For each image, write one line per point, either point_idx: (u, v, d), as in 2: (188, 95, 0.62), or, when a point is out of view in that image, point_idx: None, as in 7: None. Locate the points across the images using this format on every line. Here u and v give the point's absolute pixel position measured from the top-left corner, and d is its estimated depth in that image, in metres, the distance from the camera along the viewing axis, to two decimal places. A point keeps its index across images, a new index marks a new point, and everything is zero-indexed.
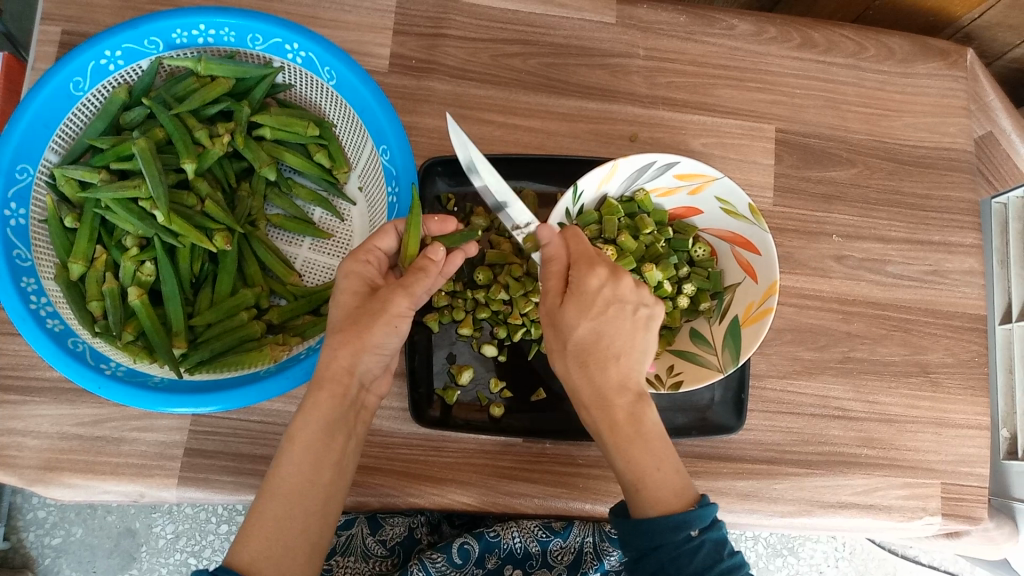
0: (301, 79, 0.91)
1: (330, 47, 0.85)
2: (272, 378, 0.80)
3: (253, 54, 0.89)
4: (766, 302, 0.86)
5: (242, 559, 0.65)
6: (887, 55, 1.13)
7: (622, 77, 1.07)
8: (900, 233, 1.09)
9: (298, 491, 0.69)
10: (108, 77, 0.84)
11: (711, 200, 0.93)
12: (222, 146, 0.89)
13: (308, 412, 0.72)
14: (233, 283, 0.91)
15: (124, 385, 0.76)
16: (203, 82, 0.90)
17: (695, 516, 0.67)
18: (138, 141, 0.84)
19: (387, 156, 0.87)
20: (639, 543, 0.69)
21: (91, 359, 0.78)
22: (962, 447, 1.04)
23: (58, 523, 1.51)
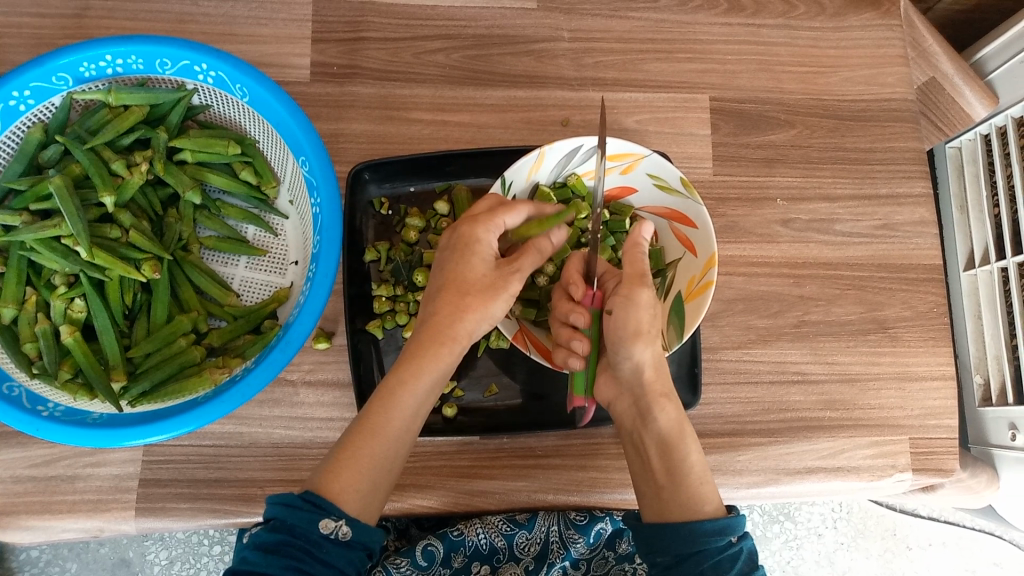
0: (216, 98, 0.91)
1: (238, 64, 0.84)
2: (209, 402, 0.79)
3: (163, 79, 0.88)
4: (706, 275, 0.86)
5: (334, 489, 0.71)
6: (818, 11, 1.11)
7: (548, 62, 1.06)
8: (847, 190, 1.07)
9: (392, 435, 0.75)
10: (19, 117, 0.84)
11: (644, 177, 0.92)
12: (142, 174, 0.88)
13: (423, 364, 0.77)
14: (168, 309, 0.90)
15: (62, 424, 0.76)
16: (116, 113, 0.90)
17: (737, 523, 0.78)
18: (54, 179, 0.83)
19: (307, 167, 0.86)
20: (682, 547, 0.77)
21: (27, 402, 0.77)
22: (928, 399, 1.03)
23: (52, 561, 1.52)
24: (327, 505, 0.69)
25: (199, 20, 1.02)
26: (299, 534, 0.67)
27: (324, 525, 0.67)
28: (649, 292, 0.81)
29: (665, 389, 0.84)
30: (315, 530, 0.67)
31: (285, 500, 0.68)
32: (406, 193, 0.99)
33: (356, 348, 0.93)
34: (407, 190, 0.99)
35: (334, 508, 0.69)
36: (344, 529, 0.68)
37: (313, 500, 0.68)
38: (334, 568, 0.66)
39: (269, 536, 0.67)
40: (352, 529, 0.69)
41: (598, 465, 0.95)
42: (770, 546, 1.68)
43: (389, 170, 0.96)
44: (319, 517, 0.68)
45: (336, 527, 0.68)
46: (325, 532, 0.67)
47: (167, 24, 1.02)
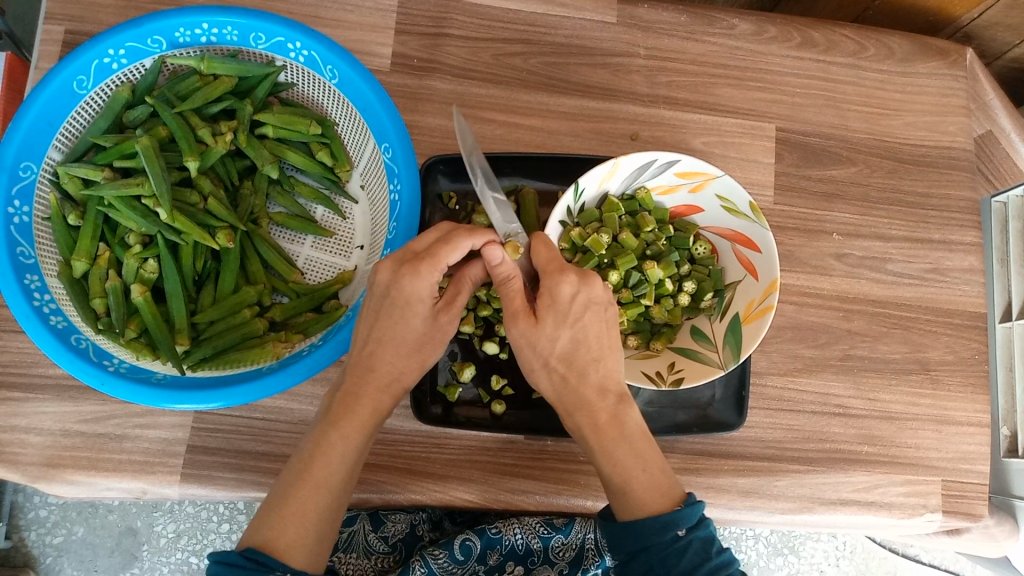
0: (303, 77, 0.91)
1: (332, 46, 0.84)
2: (274, 374, 0.79)
3: (255, 53, 0.89)
4: (767, 299, 0.87)
5: (278, 546, 0.69)
6: (886, 54, 1.14)
7: (622, 76, 1.07)
8: (900, 231, 1.09)
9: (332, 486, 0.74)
10: (111, 76, 0.84)
11: (712, 199, 0.93)
12: (225, 144, 0.90)
13: (357, 412, 0.76)
14: (235, 280, 0.92)
15: (127, 382, 0.77)
16: (206, 81, 0.91)
17: (682, 516, 0.72)
18: (142, 140, 0.85)
19: (390, 154, 0.86)
20: (628, 544, 0.73)
21: (94, 356, 0.78)
22: (963, 444, 1.04)
23: (59, 522, 1.51)
24: (270, 561, 0.67)
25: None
26: None
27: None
28: (523, 329, 0.75)
29: (565, 410, 0.79)
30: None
31: (223, 559, 0.67)
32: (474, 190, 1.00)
33: None
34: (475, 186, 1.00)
35: (278, 563, 0.67)
36: None
37: (254, 557, 0.67)
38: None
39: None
40: None
41: None
42: None
43: (462, 166, 0.98)
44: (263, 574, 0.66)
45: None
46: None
47: (256, 1, 1.03)
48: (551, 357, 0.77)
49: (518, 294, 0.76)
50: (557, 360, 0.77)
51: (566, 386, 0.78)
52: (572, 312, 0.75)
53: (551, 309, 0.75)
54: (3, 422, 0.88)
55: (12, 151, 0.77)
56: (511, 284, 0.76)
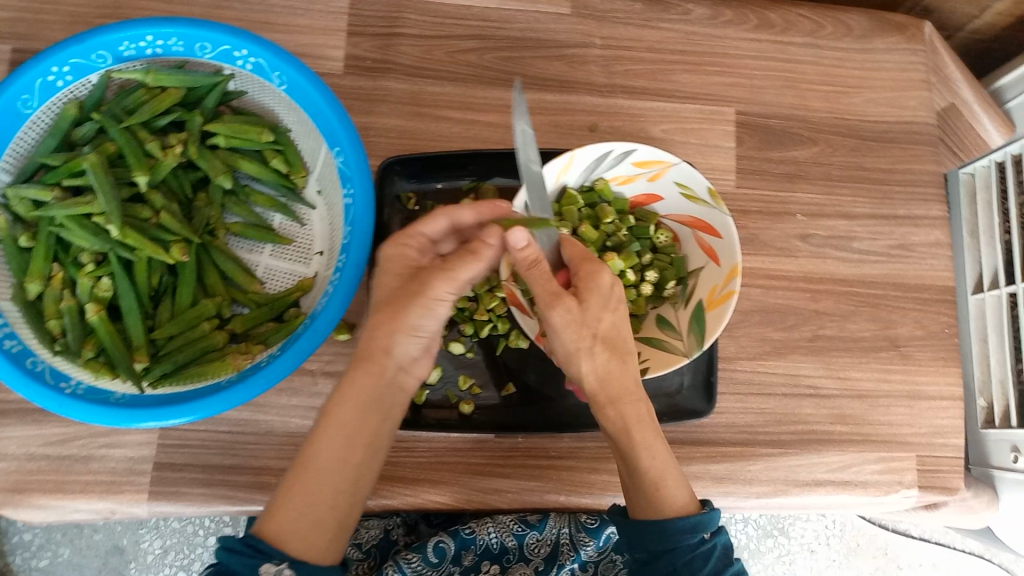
0: (253, 84, 0.90)
1: (278, 51, 0.83)
2: (233, 387, 0.79)
3: (202, 62, 0.87)
4: (730, 284, 0.87)
5: (271, 530, 0.69)
6: (844, 32, 1.13)
7: (579, 68, 1.06)
8: (865, 209, 1.09)
9: (327, 467, 0.73)
10: (56, 93, 0.82)
11: (671, 186, 0.93)
12: (175, 156, 0.89)
13: (344, 387, 0.76)
14: (193, 294, 0.91)
15: (84, 402, 0.76)
16: (153, 94, 0.90)
17: (709, 520, 0.78)
18: (89, 157, 0.84)
19: (341, 158, 0.86)
20: (654, 544, 0.78)
21: (51, 378, 0.77)
22: (936, 418, 1.05)
23: (44, 545, 1.51)
24: (267, 549, 0.67)
25: (235, 7, 1.02)
26: None
27: (265, 570, 0.66)
28: (563, 311, 0.77)
29: (606, 398, 0.80)
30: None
31: (229, 545, 0.68)
32: (433, 189, 1.00)
33: None
34: (435, 186, 0.99)
35: (275, 551, 0.68)
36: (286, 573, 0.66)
37: (252, 544, 0.67)
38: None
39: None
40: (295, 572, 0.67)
41: (610, 469, 0.96)
42: (763, 560, 1.69)
43: (419, 165, 0.97)
44: (259, 560, 0.66)
45: (279, 570, 0.66)
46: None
47: (204, 9, 1.02)
48: (599, 333, 0.79)
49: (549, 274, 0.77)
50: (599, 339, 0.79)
51: (608, 373, 0.80)
52: (610, 301, 0.80)
53: (594, 293, 0.79)
54: None
55: None
56: (535, 271, 0.77)
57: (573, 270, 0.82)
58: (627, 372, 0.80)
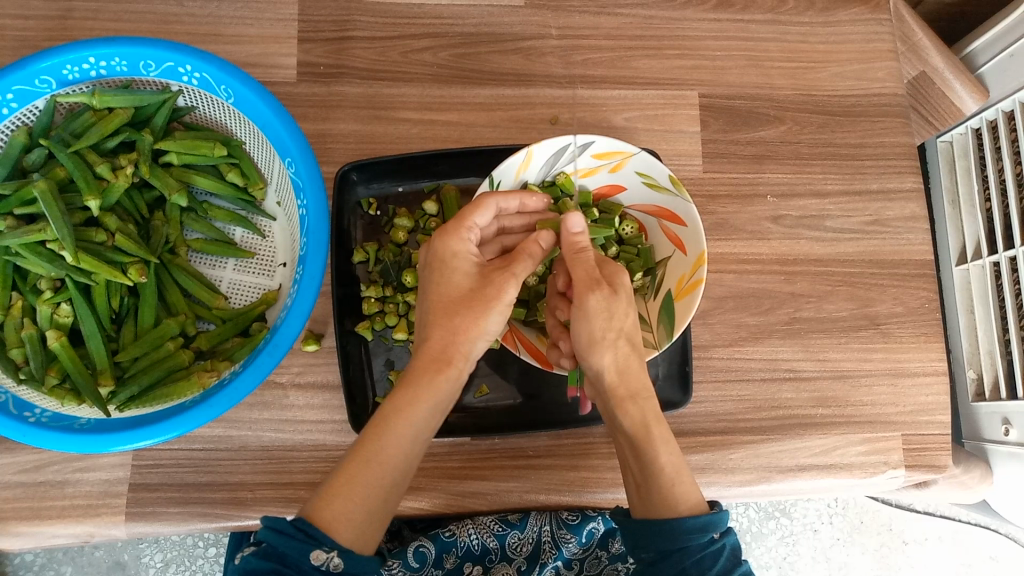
0: (201, 99, 0.89)
1: (222, 64, 0.81)
2: (196, 407, 0.78)
3: (147, 80, 0.86)
4: (696, 273, 0.85)
5: (325, 517, 0.68)
6: (806, 6, 1.10)
7: (536, 60, 1.05)
8: (837, 186, 1.07)
9: (388, 462, 0.73)
10: (2, 121, 0.82)
11: (633, 176, 0.92)
12: (127, 178, 0.87)
13: (416, 387, 0.76)
14: (156, 313, 0.91)
15: (49, 430, 0.76)
16: (100, 116, 0.88)
17: (720, 520, 0.77)
18: (38, 184, 0.82)
19: (293, 168, 0.84)
20: (664, 543, 0.76)
21: (14, 407, 0.77)
22: (920, 395, 1.03)
23: (47, 564, 1.52)
24: (319, 535, 0.66)
25: (184, 20, 1.01)
26: (291, 563, 0.65)
27: (315, 557, 0.65)
28: (600, 296, 0.80)
29: (626, 392, 0.82)
30: (307, 561, 0.65)
31: (279, 526, 0.67)
32: (394, 193, 0.99)
33: (345, 350, 0.92)
34: (396, 190, 0.99)
35: (326, 538, 0.66)
36: (335, 560, 0.66)
37: (304, 528, 0.66)
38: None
39: (259, 563, 0.65)
40: (343, 560, 0.66)
41: (589, 465, 0.95)
42: (766, 541, 1.69)
43: (376, 169, 0.96)
44: (310, 547, 0.66)
45: (329, 558, 0.66)
46: (317, 563, 0.65)
47: (153, 24, 1.01)
48: (623, 328, 0.81)
49: (592, 264, 0.82)
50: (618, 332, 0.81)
51: (628, 367, 0.82)
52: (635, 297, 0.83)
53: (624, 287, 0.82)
54: None
55: None
56: (583, 256, 0.83)
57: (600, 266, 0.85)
58: (643, 370, 0.83)
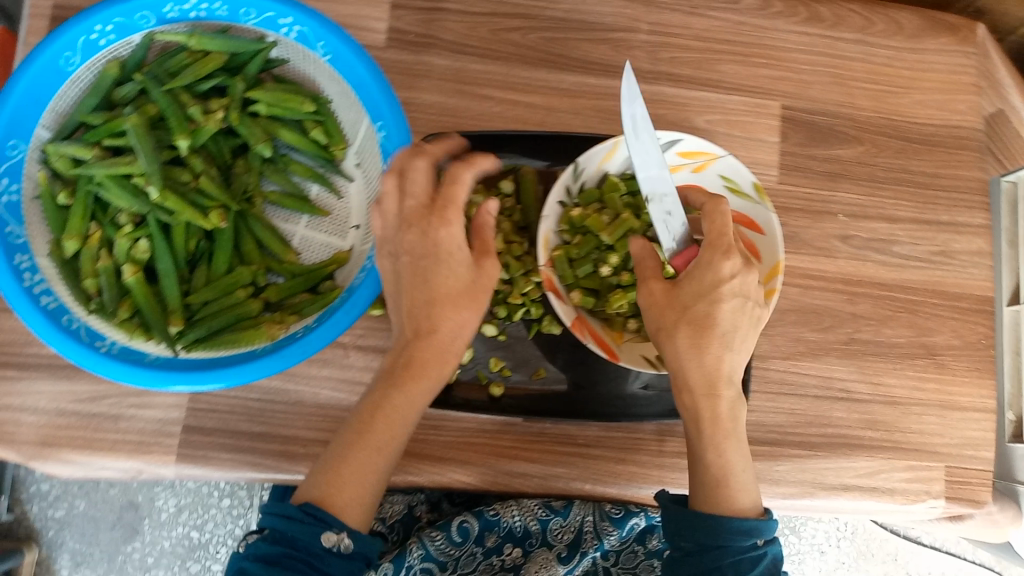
0: (296, 52, 0.87)
1: (323, 21, 0.81)
2: (267, 356, 0.78)
3: (246, 28, 0.85)
4: (772, 283, 0.88)
5: (336, 502, 0.71)
6: (895, 31, 1.10)
7: (624, 52, 1.04)
8: (908, 213, 1.07)
9: (390, 447, 0.74)
10: (99, 53, 0.81)
11: (715, 179, 0.93)
12: (217, 122, 0.88)
13: (421, 377, 0.74)
14: (229, 260, 0.91)
15: (120, 362, 0.76)
16: (196, 57, 0.88)
17: (766, 527, 0.76)
18: (132, 117, 0.86)
19: (384, 134, 0.83)
20: (705, 539, 0.75)
21: (86, 336, 0.77)
22: (968, 429, 1.03)
23: (60, 496, 1.53)
24: (328, 518, 0.69)
25: None
26: (301, 545, 0.68)
27: (325, 538, 0.68)
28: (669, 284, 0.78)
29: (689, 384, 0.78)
30: (318, 543, 0.68)
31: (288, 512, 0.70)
32: None
33: None
34: None
35: (334, 520, 0.69)
36: (345, 542, 0.69)
37: (312, 512, 0.69)
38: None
39: (271, 548, 0.69)
40: (353, 542, 0.70)
41: (637, 460, 0.96)
42: None
43: (459, 143, 0.96)
44: (320, 530, 0.69)
45: (338, 540, 0.69)
46: (327, 545, 0.68)
47: None
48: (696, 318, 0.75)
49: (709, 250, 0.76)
50: (686, 321, 0.76)
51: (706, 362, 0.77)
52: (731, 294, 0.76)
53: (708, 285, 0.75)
54: None
55: None
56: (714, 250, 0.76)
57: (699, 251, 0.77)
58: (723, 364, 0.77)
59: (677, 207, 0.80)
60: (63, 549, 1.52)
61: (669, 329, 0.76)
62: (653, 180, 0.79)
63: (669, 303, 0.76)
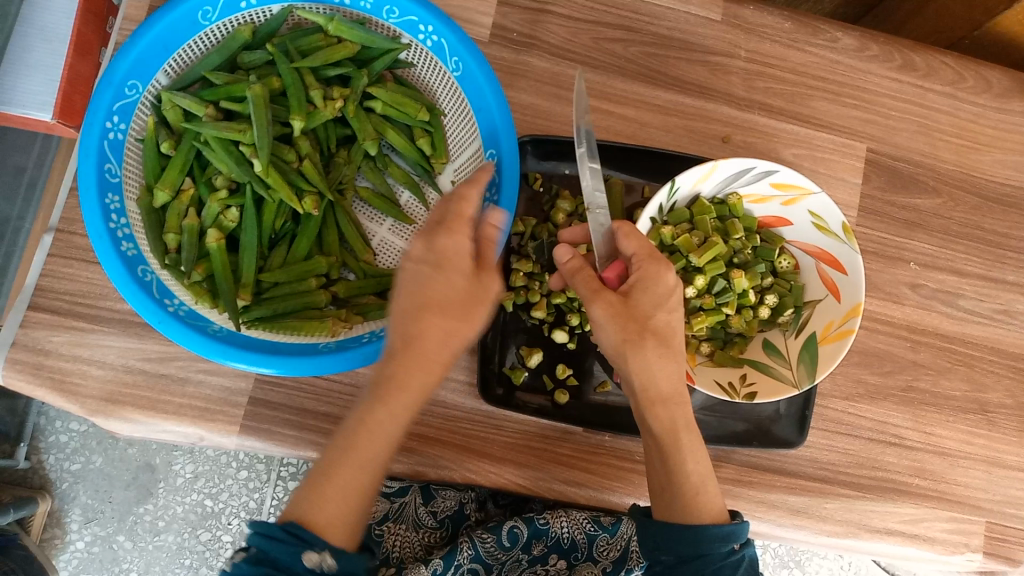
0: (423, 60, 0.88)
1: (464, 38, 0.81)
2: (331, 355, 0.75)
3: (383, 24, 0.86)
4: (849, 323, 0.86)
5: (318, 520, 0.64)
6: (984, 88, 1.11)
7: (720, 77, 1.05)
8: (976, 268, 1.08)
9: (378, 463, 0.67)
10: (236, 13, 0.82)
11: (803, 213, 0.91)
12: (333, 110, 0.88)
13: (408, 389, 0.67)
14: (308, 247, 0.90)
15: (182, 325, 0.74)
16: (329, 42, 0.89)
17: (740, 531, 0.76)
18: (254, 87, 0.84)
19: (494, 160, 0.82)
20: (685, 548, 0.75)
21: (156, 291, 0.75)
22: (1011, 488, 1.05)
23: (78, 449, 1.50)
24: (307, 536, 0.63)
25: None
26: (284, 567, 0.62)
27: (305, 559, 0.62)
28: (642, 289, 0.76)
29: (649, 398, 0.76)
30: (300, 565, 0.61)
31: (263, 532, 0.63)
32: (560, 173, 0.99)
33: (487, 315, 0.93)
34: (562, 171, 0.99)
35: (315, 538, 0.63)
36: (329, 562, 0.62)
37: (292, 531, 0.62)
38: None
39: (252, 570, 0.62)
40: (336, 561, 0.63)
41: None
42: None
43: (552, 146, 0.96)
44: (301, 550, 0.62)
45: (320, 559, 0.62)
46: (310, 566, 0.62)
47: None
48: (659, 327, 0.76)
49: (654, 262, 0.76)
50: (649, 332, 0.75)
51: (667, 373, 0.76)
52: (670, 304, 0.77)
53: (664, 295, 0.76)
54: (66, 350, 0.87)
55: (124, 68, 0.76)
56: (649, 263, 0.76)
57: (636, 264, 0.76)
58: (681, 374, 0.78)
59: (610, 221, 0.79)
60: (74, 503, 1.50)
61: (636, 339, 0.74)
62: (592, 194, 0.77)
63: (630, 315, 0.75)
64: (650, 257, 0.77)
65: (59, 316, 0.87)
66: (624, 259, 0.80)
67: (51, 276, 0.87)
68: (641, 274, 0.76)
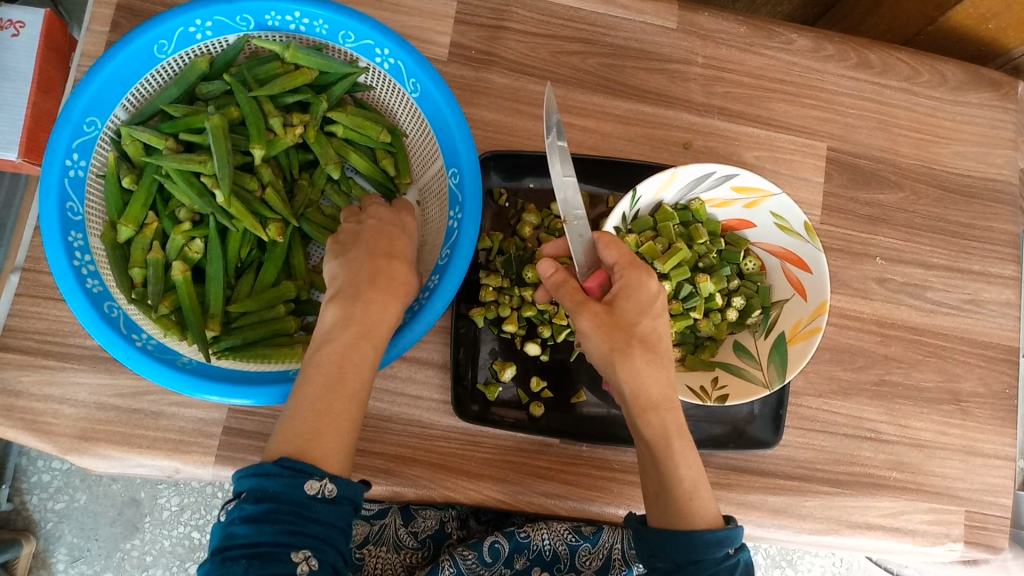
0: (382, 82, 0.89)
1: (420, 59, 0.81)
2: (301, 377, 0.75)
3: (341, 49, 0.86)
4: (816, 321, 0.86)
5: (313, 451, 0.63)
6: (939, 82, 1.13)
7: (679, 83, 1.06)
8: (942, 260, 1.09)
9: (359, 399, 0.68)
10: (192, 45, 0.82)
11: (766, 215, 0.92)
12: (294, 136, 0.89)
13: (372, 320, 0.70)
14: (277, 273, 0.91)
15: (151, 358, 0.73)
16: (287, 69, 0.89)
17: (734, 535, 0.73)
18: (213, 118, 0.84)
19: (457, 180, 0.83)
20: (680, 555, 0.71)
21: (124, 327, 0.75)
22: (988, 476, 1.05)
23: (61, 488, 1.49)
24: (307, 467, 0.62)
25: None
26: (286, 500, 0.61)
27: (309, 486, 0.61)
28: (624, 298, 0.76)
29: (641, 407, 0.75)
30: (302, 493, 0.61)
31: (263, 470, 0.62)
32: (524, 187, 1.00)
33: (458, 331, 0.93)
34: (526, 185, 0.99)
35: (315, 468, 0.62)
36: (329, 487, 0.62)
37: (292, 465, 0.61)
38: (327, 526, 0.62)
39: (255, 508, 0.61)
40: (337, 485, 0.63)
41: None
42: None
43: (515, 161, 0.97)
44: (302, 480, 0.61)
45: (322, 486, 0.62)
46: (312, 492, 0.61)
47: None
48: (643, 334, 0.75)
49: (635, 267, 0.77)
50: (636, 338, 0.75)
51: (654, 379, 0.75)
52: (655, 310, 0.77)
53: (646, 300, 0.76)
54: (37, 390, 0.86)
55: (82, 103, 0.76)
56: (632, 271, 0.77)
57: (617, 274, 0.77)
58: (670, 383, 0.76)
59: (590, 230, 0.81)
60: (60, 543, 1.48)
61: (623, 347, 0.74)
62: (566, 199, 0.79)
63: (616, 324, 0.75)
64: (632, 266, 0.77)
65: (29, 356, 0.87)
66: (606, 268, 0.80)
67: (19, 316, 0.87)
68: (623, 283, 0.76)
